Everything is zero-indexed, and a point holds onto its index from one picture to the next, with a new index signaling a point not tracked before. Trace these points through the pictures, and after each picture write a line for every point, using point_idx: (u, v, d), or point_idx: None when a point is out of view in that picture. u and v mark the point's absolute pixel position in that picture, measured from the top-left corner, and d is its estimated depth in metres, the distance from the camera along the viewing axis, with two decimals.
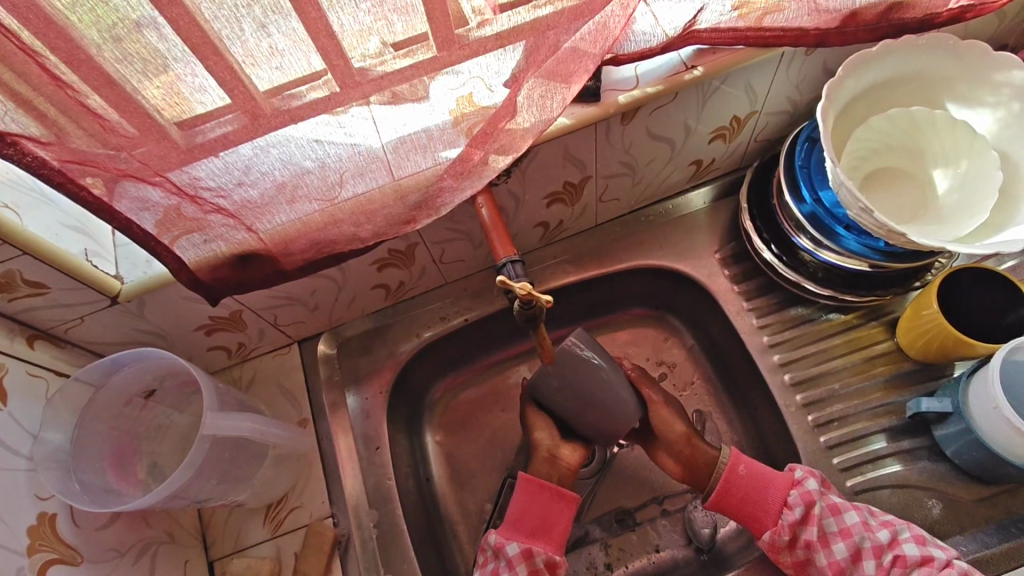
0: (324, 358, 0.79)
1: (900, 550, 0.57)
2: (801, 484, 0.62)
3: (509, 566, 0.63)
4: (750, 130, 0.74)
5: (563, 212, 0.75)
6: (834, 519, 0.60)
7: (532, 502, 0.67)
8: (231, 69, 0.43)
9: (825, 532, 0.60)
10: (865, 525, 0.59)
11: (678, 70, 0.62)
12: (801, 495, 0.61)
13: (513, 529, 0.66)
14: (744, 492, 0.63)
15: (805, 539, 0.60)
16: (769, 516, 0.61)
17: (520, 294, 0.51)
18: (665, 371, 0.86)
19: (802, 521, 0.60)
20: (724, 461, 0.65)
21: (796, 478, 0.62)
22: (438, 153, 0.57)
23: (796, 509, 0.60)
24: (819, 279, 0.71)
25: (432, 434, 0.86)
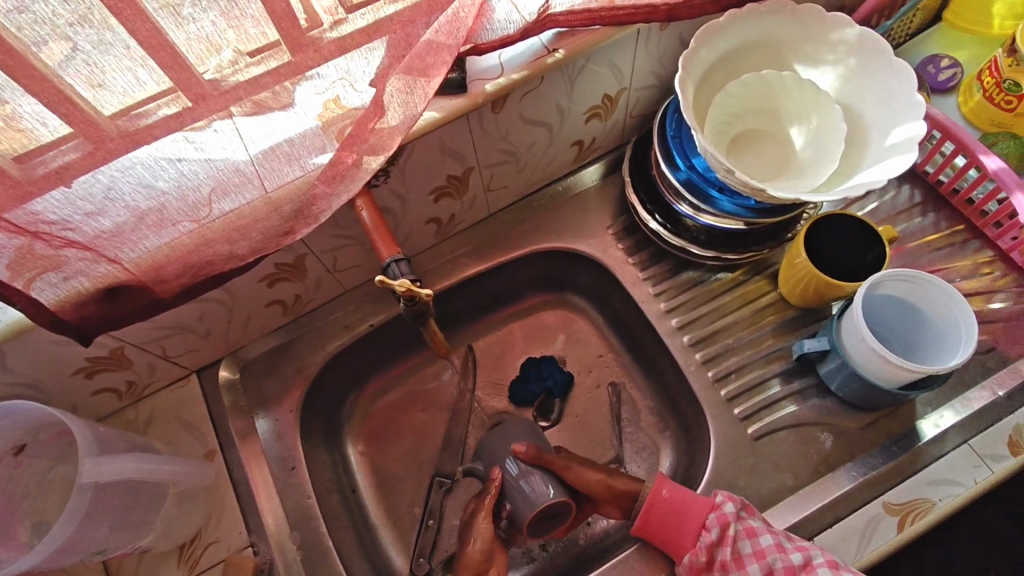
0: (227, 385, 0.76)
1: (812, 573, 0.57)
2: (719, 507, 0.62)
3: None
4: (623, 107, 0.77)
5: (454, 207, 0.75)
6: (749, 541, 0.60)
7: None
8: (62, 93, 0.41)
9: (741, 554, 0.60)
10: (778, 547, 0.59)
11: (541, 55, 0.63)
12: (718, 518, 0.61)
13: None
14: (665, 514, 0.63)
15: (720, 561, 0.60)
16: (687, 538, 0.62)
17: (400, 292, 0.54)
18: (577, 349, 0.88)
19: (718, 542, 0.61)
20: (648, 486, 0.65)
21: (714, 502, 0.63)
22: (307, 161, 0.56)
23: (712, 531, 0.61)
24: (702, 242, 0.75)
25: (353, 445, 0.84)
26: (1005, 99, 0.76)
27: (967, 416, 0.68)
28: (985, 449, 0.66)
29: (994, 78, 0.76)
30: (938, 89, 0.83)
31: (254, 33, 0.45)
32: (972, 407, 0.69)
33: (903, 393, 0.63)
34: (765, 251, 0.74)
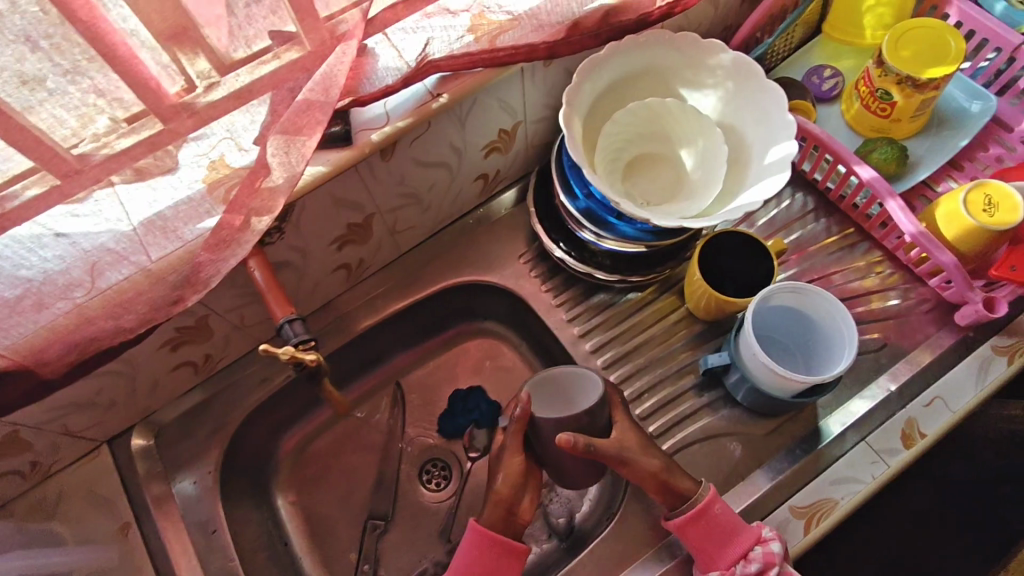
0: (141, 453, 0.74)
1: None
2: (766, 541, 0.62)
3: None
4: (522, 139, 0.78)
5: (361, 251, 0.76)
6: None
7: (482, 555, 0.64)
8: None
9: None
10: None
11: (424, 100, 0.63)
12: (763, 554, 0.62)
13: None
14: (712, 532, 0.63)
15: None
16: (724, 560, 0.62)
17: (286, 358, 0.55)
18: (504, 377, 0.90)
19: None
20: (704, 494, 0.65)
21: (763, 535, 0.63)
22: (195, 224, 0.56)
23: (753, 564, 0.61)
24: (607, 267, 0.76)
25: (283, 496, 0.83)
26: (879, 107, 0.80)
27: (865, 413, 0.72)
28: (881, 445, 0.69)
29: (868, 88, 0.80)
30: (822, 99, 0.87)
31: (123, 102, 0.47)
32: (869, 403, 0.73)
33: (801, 400, 0.67)
34: (667, 271, 0.77)
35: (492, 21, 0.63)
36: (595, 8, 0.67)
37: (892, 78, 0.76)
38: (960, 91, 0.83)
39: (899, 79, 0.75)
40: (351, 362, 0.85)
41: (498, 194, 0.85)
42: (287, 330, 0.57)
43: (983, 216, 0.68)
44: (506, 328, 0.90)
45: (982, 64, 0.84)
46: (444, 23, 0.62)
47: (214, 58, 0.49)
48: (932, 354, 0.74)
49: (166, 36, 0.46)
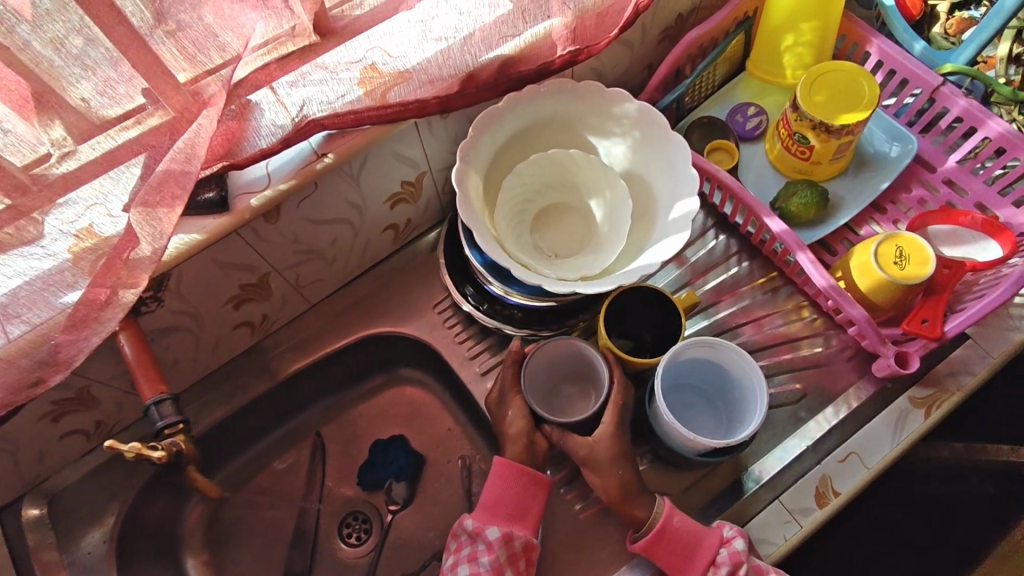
0: (30, 524, 0.70)
1: None
2: (729, 542, 0.62)
3: (488, 550, 0.63)
4: (431, 188, 0.76)
5: (263, 308, 0.73)
6: None
7: (507, 488, 0.66)
8: None
9: None
10: None
11: (310, 160, 0.61)
12: (730, 555, 0.61)
13: (491, 513, 0.66)
14: (676, 547, 0.62)
15: None
16: (695, 566, 0.62)
17: (132, 452, 0.52)
18: (427, 426, 0.87)
19: None
20: (660, 508, 0.64)
21: (728, 534, 0.62)
22: (59, 298, 0.52)
23: (723, 568, 0.60)
24: (518, 321, 0.74)
25: (195, 556, 0.80)
26: (799, 149, 0.79)
27: (781, 468, 0.70)
28: (795, 504, 0.67)
29: (787, 130, 0.79)
30: (746, 138, 0.86)
31: None
32: (786, 457, 0.71)
33: (704, 459, 0.65)
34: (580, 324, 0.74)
35: (382, 74, 0.59)
36: (489, 59, 0.63)
37: (806, 124, 0.75)
38: (882, 131, 0.82)
39: (813, 124, 0.74)
40: (266, 414, 0.83)
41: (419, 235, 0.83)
42: (155, 411, 0.55)
43: (894, 268, 0.68)
44: (429, 375, 0.88)
45: (907, 101, 0.82)
46: (322, 79, 0.58)
47: (74, 122, 0.49)
48: (850, 405, 0.73)
49: (16, 105, 0.46)
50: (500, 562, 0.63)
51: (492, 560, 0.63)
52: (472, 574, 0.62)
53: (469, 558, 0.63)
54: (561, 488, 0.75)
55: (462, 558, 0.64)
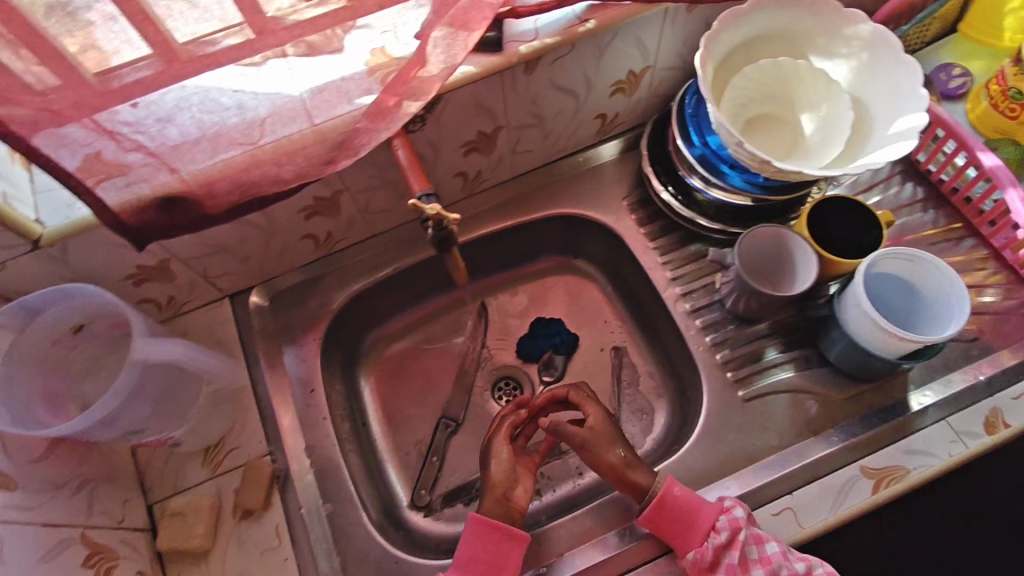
0: (256, 310, 0.82)
1: None
2: (729, 510, 0.65)
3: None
4: (647, 85, 0.82)
5: (481, 163, 0.81)
6: (756, 547, 0.63)
7: (482, 543, 0.67)
8: (150, 19, 0.50)
9: (747, 558, 0.62)
10: (785, 555, 0.62)
11: (573, 24, 0.68)
12: (729, 520, 0.64)
13: (464, 572, 0.66)
14: (675, 515, 0.66)
15: (726, 564, 0.62)
16: (695, 537, 0.65)
17: (430, 216, 0.56)
18: (585, 313, 0.94)
19: (726, 546, 0.63)
20: (660, 482, 0.68)
21: (725, 502, 0.65)
22: (354, 98, 0.62)
23: (722, 533, 0.63)
24: (710, 216, 0.80)
25: (366, 381, 0.90)
26: (1009, 107, 0.80)
27: (949, 396, 0.72)
28: (962, 427, 0.70)
29: (1000, 87, 0.80)
30: (948, 96, 0.87)
31: None
32: (955, 388, 0.73)
33: (902, 364, 0.68)
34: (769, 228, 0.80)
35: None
36: None
37: None
38: None
39: None
40: (448, 272, 0.90)
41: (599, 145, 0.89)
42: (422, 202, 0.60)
43: None
44: (594, 269, 0.95)
45: None
46: None
47: None
48: None
49: None
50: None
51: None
52: None
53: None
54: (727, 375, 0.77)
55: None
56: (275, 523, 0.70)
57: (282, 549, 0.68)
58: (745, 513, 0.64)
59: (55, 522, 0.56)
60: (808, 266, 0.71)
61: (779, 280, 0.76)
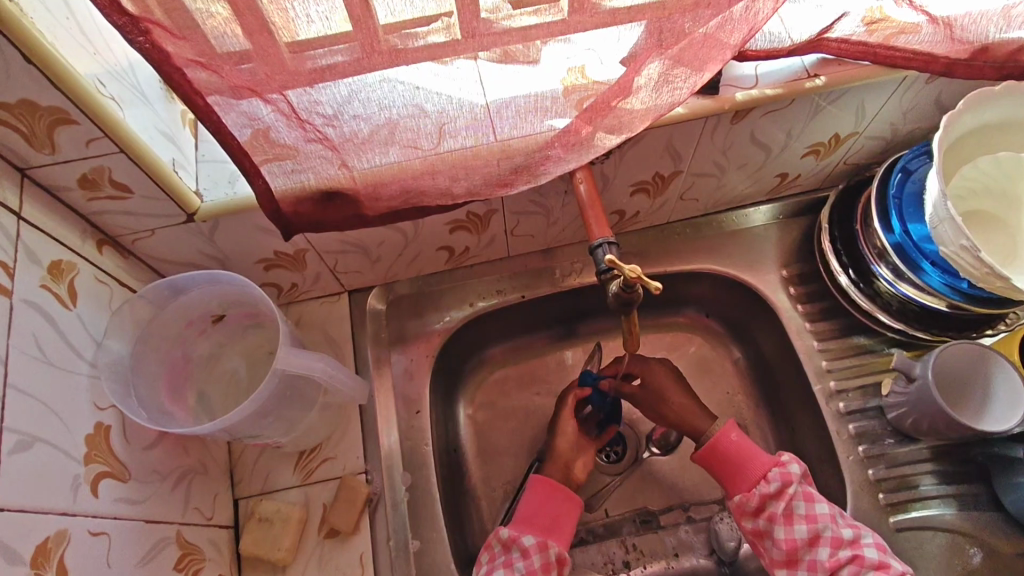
0: (372, 313, 0.77)
1: (860, 550, 0.58)
2: (784, 464, 0.64)
3: (523, 557, 0.62)
4: (844, 151, 0.72)
5: (643, 203, 0.73)
6: (805, 503, 0.61)
7: (544, 500, 0.66)
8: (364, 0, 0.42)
9: (793, 512, 0.61)
10: (832, 517, 0.61)
11: (800, 77, 0.60)
12: (781, 473, 0.63)
13: (525, 525, 0.65)
14: (729, 457, 0.66)
15: (770, 511, 0.62)
16: (745, 483, 0.64)
17: (626, 276, 0.48)
18: (708, 380, 0.84)
19: (774, 495, 0.62)
20: (717, 427, 0.68)
21: (784, 456, 0.65)
22: (548, 119, 0.55)
23: (772, 483, 0.63)
24: (892, 311, 0.71)
25: (464, 407, 0.82)
26: None
27: None
28: None
29: None
30: None
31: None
32: None
33: None
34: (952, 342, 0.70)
35: (893, 21, 0.56)
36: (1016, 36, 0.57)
37: None
38: None
39: None
40: (572, 308, 0.83)
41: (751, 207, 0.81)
42: (603, 251, 0.54)
43: None
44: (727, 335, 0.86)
45: None
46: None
47: None
48: None
49: None
50: (534, 569, 0.61)
51: (526, 565, 0.61)
52: None
53: (503, 565, 0.62)
54: (881, 499, 0.67)
55: (496, 565, 0.62)
56: (360, 550, 0.65)
57: None
58: (800, 472, 0.63)
59: (158, 519, 0.52)
60: (1012, 393, 0.63)
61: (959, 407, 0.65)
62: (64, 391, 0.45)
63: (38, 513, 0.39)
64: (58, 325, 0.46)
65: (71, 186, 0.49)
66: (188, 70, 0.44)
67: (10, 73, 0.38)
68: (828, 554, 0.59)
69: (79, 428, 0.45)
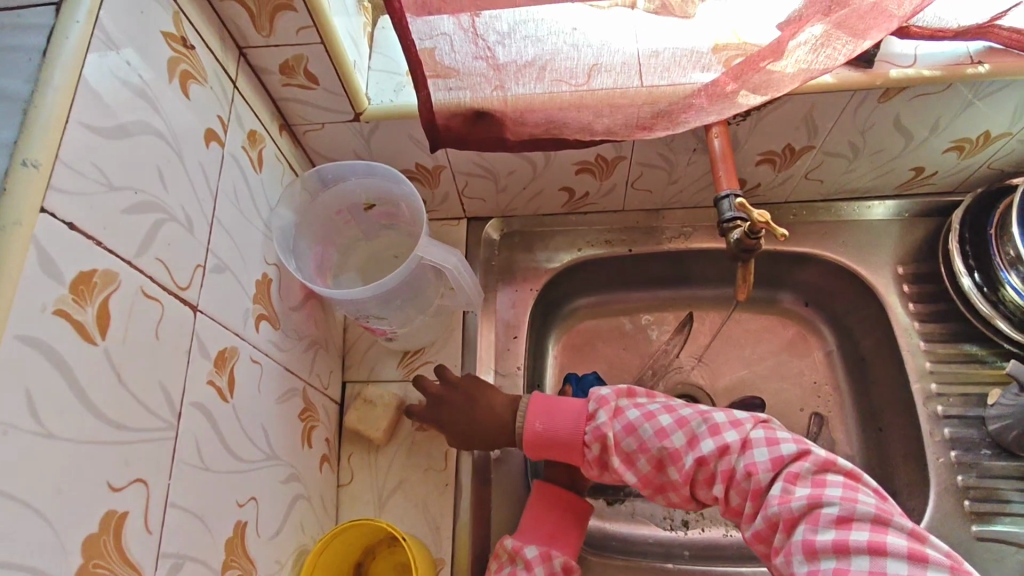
0: (486, 241, 0.82)
1: (699, 450, 0.56)
2: (593, 417, 0.60)
3: (528, 569, 0.60)
4: (991, 152, 0.70)
5: (767, 176, 0.74)
6: (631, 437, 0.58)
7: (547, 511, 0.65)
8: None
9: (628, 452, 0.58)
10: (668, 428, 0.58)
11: (962, 63, 0.59)
12: (595, 432, 0.59)
13: (528, 536, 0.63)
14: (552, 449, 0.61)
15: (612, 467, 0.59)
16: (579, 460, 0.60)
17: (754, 221, 0.52)
18: (798, 366, 0.84)
19: (603, 453, 0.59)
20: (525, 412, 0.63)
21: (588, 410, 0.61)
22: (690, 73, 0.58)
23: (592, 447, 0.59)
24: (1015, 322, 0.68)
25: (554, 346, 0.87)
26: None
27: None
28: None
29: None
30: None
31: None
32: None
33: None
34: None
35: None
36: None
37: None
38: None
39: None
40: (673, 272, 0.85)
41: (882, 199, 0.79)
42: (729, 202, 0.55)
43: None
44: (826, 326, 0.85)
45: None
46: None
47: None
48: None
49: None
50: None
51: None
52: None
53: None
54: (966, 504, 0.65)
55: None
56: (445, 447, 0.70)
57: (445, 475, 0.69)
58: (610, 419, 0.60)
59: (292, 371, 0.59)
60: None
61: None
62: (248, 239, 0.53)
63: (221, 327, 0.47)
64: (248, 182, 0.53)
65: (272, 70, 0.56)
66: None
67: None
68: (683, 468, 0.56)
69: (252, 271, 0.53)
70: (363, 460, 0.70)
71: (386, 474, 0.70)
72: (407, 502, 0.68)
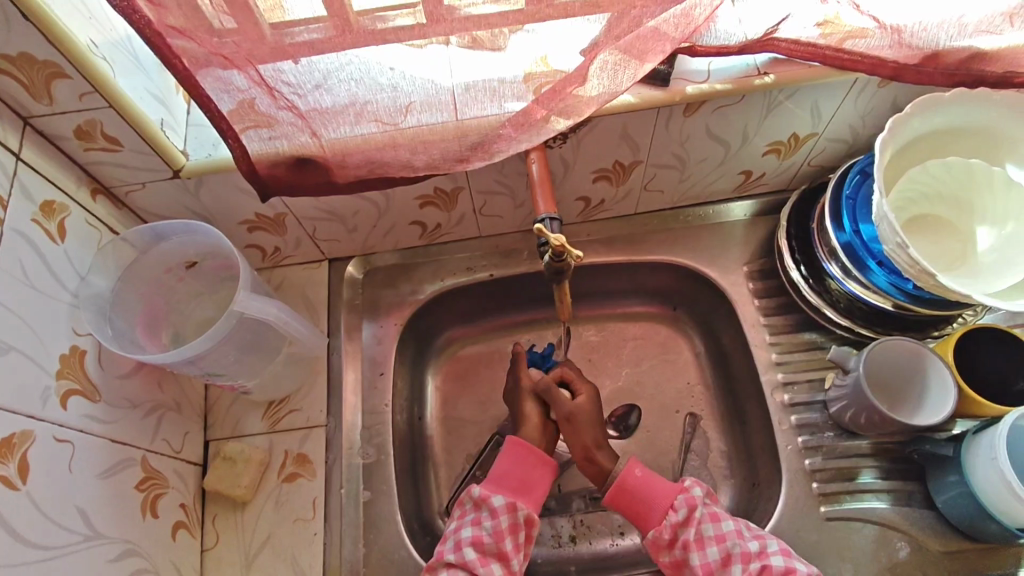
0: (350, 281, 0.82)
1: (767, 561, 0.60)
2: (487, 500, 0.65)
3: (492, 516, 0.64)
4: (805, 152, 0.75)
5: (608, 192, 0.77)
6: (711, 524, 0.64)
7: (517, 462, 0.69)
8: None
9: (702, 535, 0.64)
10: (738, 534, 0.63)
11: (750, 74, 0.63)
12: (686, 500, 0.65)
13: (496, 485, 0.67)
14: (636, 496, 0.67)
15: (682, 538, 0.63)
16: (654, 517, 0.65)
17: (553, 245, 0.54)
18: (670, 369, 0.86)
19: (683, 522, 0.64)
20: (620, 466, 0.69)
21: (686, 483, 0.67)
22: (504, 102, 0.59)
23: (679, 512, 0.65)
24: (839, 308, 0.72)
25: (433, 377, 0.87)
26: None
27: None
28: None
29: None
30: None
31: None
32: None
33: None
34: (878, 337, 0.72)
35: (844, 25, 0.58)
36: (964, 45, 0.58)
37: None
38: None
39: None
40: (541, 291, 0.86)
41: (725, 202, 0.83)
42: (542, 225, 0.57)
43: None
44: (692, 327, 0.87)
45: None
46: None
47: None
48: None
49: None
50: (502, 528, 0.64)
51: (494, 525, 0.64)
52: (473, 537, 0.63)
53: (472, 523, 0.65)
54: (814, 488, 0.69)
55: (465, 522, 0.65)
56: (313, 495, 0.69)
57: (314, 525, 0.68)
58: (689, 518, 0.64)
59: (126, 441, 0.58)
60: (943, 384, 0.64)
61: (902, 404, 0.69)
62: (46, 314, 0.52)
63: (8, 412, 0.46)
64: (44, 256, 0.53)
65: (68, 136, 0.55)
66: (168, 36, 0.50)
67: (12, 29, 0.45)
68: (741, 570, 0.61)
69: (56, 347, 0.52)
70: (228, 520, 0.68)
71: (253, 532, 0.68)
72: (276, 558, 0.67)
